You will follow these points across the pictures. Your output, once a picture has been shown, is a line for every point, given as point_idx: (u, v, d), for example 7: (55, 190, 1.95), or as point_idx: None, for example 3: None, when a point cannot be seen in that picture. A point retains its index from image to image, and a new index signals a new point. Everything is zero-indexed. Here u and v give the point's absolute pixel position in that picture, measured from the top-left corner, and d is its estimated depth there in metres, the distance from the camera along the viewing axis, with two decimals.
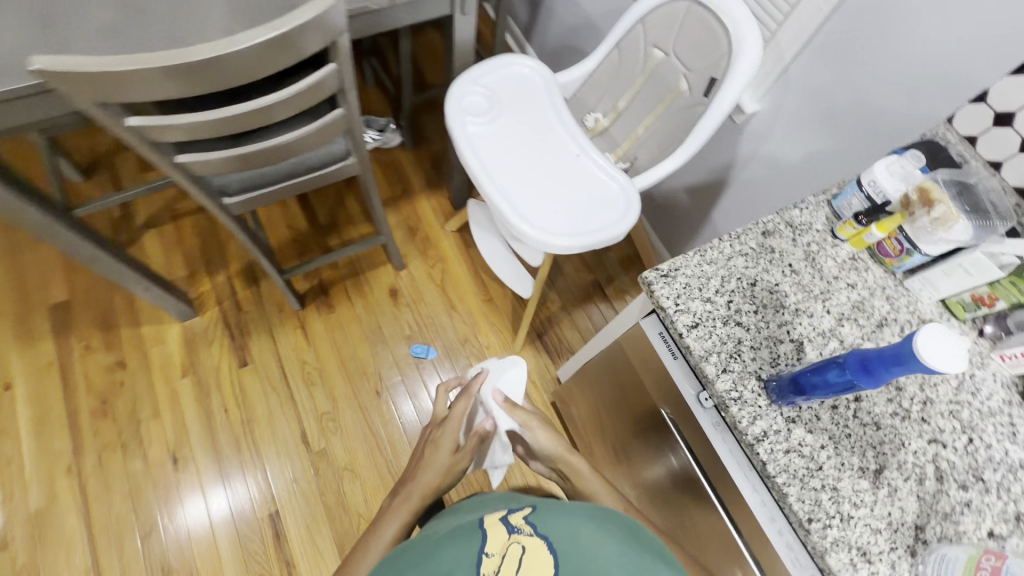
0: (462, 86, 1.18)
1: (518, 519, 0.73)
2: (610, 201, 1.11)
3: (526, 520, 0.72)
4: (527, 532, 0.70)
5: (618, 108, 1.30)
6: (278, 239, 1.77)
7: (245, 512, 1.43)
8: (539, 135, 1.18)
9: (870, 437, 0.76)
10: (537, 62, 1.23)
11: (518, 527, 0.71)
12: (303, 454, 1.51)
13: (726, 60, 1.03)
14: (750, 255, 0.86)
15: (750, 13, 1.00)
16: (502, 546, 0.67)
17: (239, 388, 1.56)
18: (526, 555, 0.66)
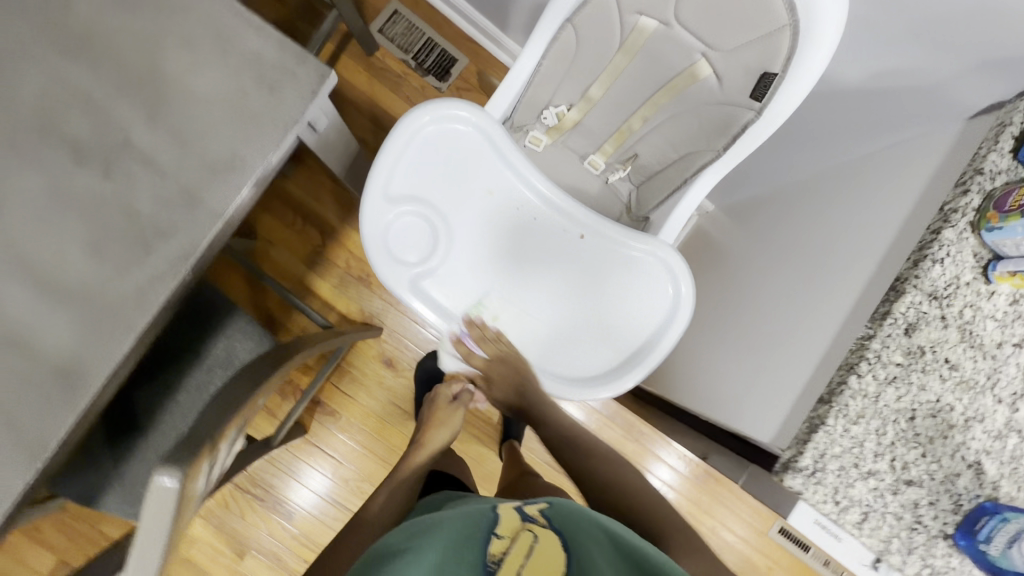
0: (376, 216, 0.75)
1: (533, 512, 0.70)
2: (647, 290, 0.80)
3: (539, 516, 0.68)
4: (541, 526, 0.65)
5: (591, 98, 0.84)
6: None
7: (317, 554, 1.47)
8: (515, 228, 0.79)
9: None
10: (457, 106, 0.74)
11: (532, 519, 0.67)
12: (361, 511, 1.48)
13: (789, 42, 0.61)
14: (900, 378, 0.64)
15: None
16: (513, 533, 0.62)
17: (283, 517, 1.46)
18: (537, 542, 0.60)
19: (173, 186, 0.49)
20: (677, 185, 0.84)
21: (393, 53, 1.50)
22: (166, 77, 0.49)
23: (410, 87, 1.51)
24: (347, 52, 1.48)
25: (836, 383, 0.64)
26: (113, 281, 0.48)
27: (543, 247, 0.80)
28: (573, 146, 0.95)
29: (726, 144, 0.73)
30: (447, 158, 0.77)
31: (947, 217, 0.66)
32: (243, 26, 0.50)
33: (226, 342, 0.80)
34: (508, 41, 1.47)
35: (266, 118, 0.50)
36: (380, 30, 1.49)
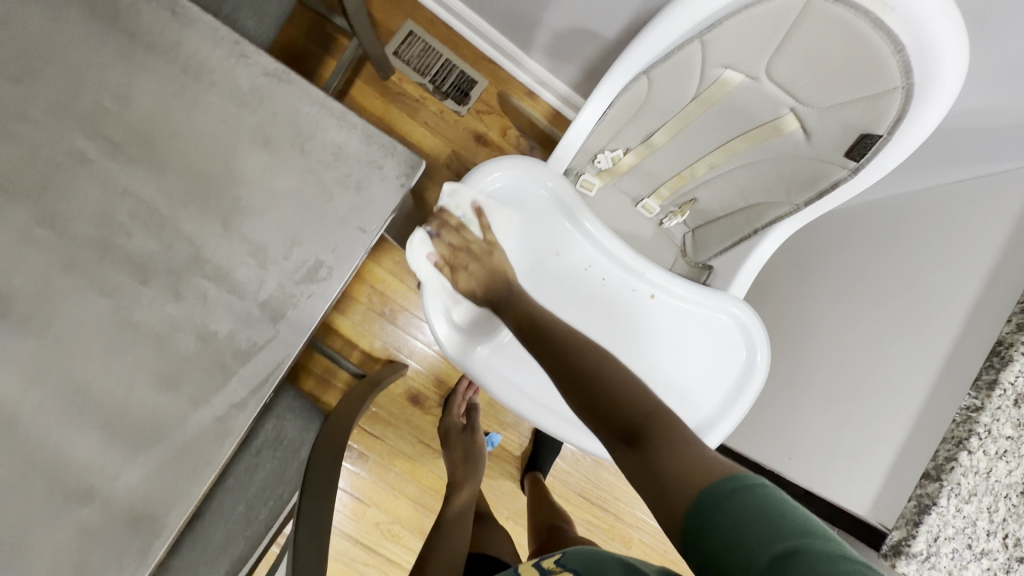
0: (437, 283, 0.71)
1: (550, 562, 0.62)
2: (720, 351, 0.77)
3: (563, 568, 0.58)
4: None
5: (653, 145, 0.80)
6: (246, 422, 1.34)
7: None
8: (582, 289, 0.75)
9: None
10: (521, 160, 0.71)
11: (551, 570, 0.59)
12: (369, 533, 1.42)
13: (898, 104, 0.59)
14: (1011, 452, 0.60)
15: (947, 25, 0.54)
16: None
17: None
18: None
19: (253, 301, 0.43)
20: (745, 234, 0.82)
21: (409, 77, 1.44)
22: (241, 178, 0.44)
23: (428, 111, 1.45)
24: (361, 77, 1.41)
25: (945, 459, 0.61)
26: (190, 414, 0.42)
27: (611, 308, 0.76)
28: (626, 189, 0.92)
29: (811, 198, 0.72)
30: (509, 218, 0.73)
31: None
32: (325, 117, 0.45)
33: (275, 421, 0.74)
34: (530, 62, 1.41)
35: (352, 220, 0.44)
36: (395, 53, 1.42)
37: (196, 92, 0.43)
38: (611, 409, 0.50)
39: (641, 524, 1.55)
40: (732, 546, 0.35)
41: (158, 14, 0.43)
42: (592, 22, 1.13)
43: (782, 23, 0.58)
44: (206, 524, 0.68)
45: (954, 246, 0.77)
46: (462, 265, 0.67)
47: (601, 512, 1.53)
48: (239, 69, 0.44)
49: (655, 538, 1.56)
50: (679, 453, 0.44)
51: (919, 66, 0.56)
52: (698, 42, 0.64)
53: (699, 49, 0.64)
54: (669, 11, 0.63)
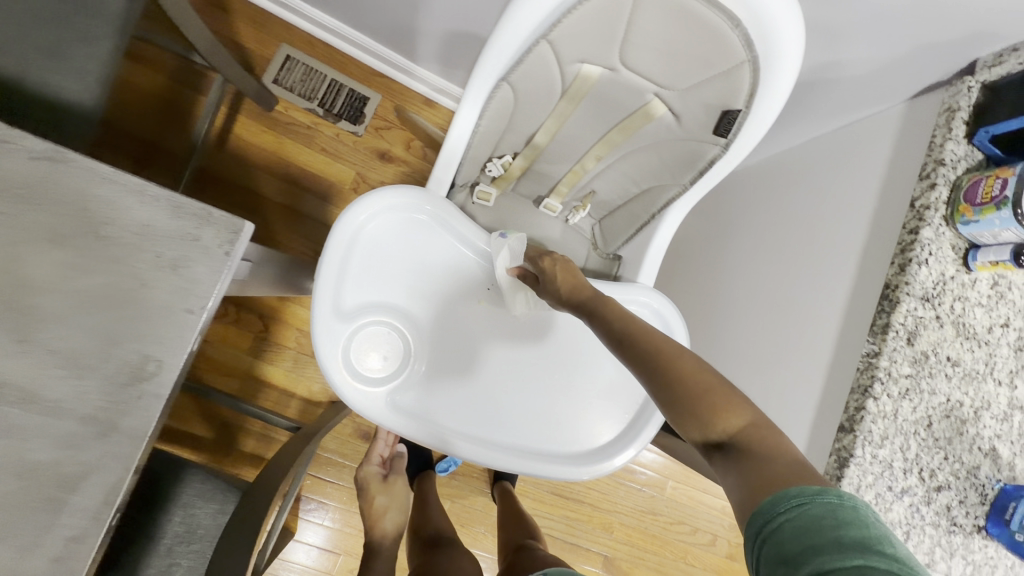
0: (331, 338, 0.65)
1: None
2: None
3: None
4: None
5: (538, 146, 0.79)
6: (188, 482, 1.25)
7: None
8: (491, 310, 0.72)
9: None
10: (411, 191, 0.68)
11: None
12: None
13: (749, 77, 0.59)
14: (913, 389, 0.63)
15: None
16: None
17: None
18: None
19: (76, 419, 0.38)
20: (643, 220, 0.82)
21: (295, 104, 1.36)
22: (37, 283, 0.39)
23: (323, 136, 1.38)
24: (242, 112, 1.32)
25: (855, 409, 0.62)
26: (20, 562, 0.37)
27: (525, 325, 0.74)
28: (526, 191, 0.90)
29: (694, 178, 0.72)
30: (399, 253, 0.69)
31: (921, 214, 0.65)
32: (126, 197, 0.40)
33: (184, 513, 0.68)
34: (420, 71, 1.37)
35: (179, 304, 0.40)
36: (275, 81, 1.34)
37: None
38: (702, 414, 0.46)
39: (619, 507, 1.57)
40: (792, 557, 0.35)
41: None
42: (466, 25, 1.10)
43: (615, 12, 0.57)
44: None
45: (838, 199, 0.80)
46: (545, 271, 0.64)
47: (577, 505, 1.54)
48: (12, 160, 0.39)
49: (635, 518, 1.57)
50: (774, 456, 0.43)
51: (757, 38, 0.56)
52: (545, 42, 0.61)
53: (548, 48, 0.62)
54: (506, 16, 0.60)
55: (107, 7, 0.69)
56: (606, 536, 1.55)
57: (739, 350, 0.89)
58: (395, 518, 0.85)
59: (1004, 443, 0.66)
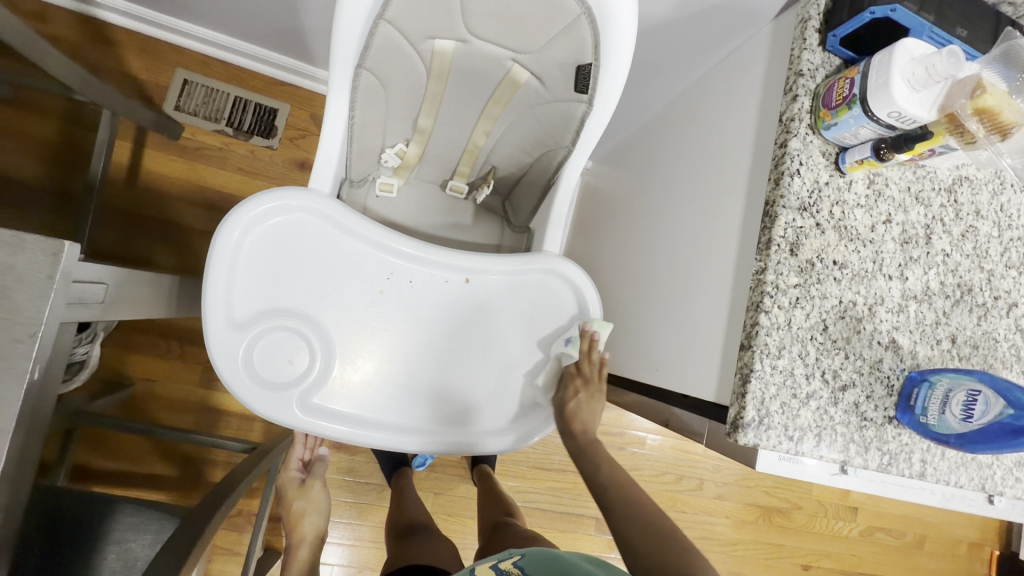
0: (227, 351, 0.66)
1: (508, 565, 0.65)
2: (557, 303, 0.76)
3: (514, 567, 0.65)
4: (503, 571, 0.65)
5: (424, 130, 0.79)
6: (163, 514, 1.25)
7: None
8: (393, 300, 0.72)
9: (972, 363, 0.71)
10: (281, 196, 0.66)
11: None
12: None
13: (589, 29, 0.62)
14: (803, 297, 0.64)
15: None
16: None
17: None
18: None
19: None
20: (544, 185, 0.82)
21: (202, 128, 1.33)
22: None
23: (238, 156, 1.36)
24: (149, 144, 1.29)
25: (750, 326, 0.63)
26: None
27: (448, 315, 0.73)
28: (428, 177, 0.90)
29: (573, 138, 0.73)
30: (287, 258, 0.68)
31: (788, 126, 0.67)
32: None
33: (118, 548, 0.68)
34: (323, 74, 1.36)
35: (7, 334, 0.39)
36: (177, 108, 1.31)
37: None
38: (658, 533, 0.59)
39: None
40: None
41: None
42: None
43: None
44: None
45: (725, 136, 0.82)
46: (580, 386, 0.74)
47: (559, 475, 1.56)
48: None
49: None
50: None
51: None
52: (384, 22, 0.63)
53: (390, 29, 0.64)
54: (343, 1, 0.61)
55: None
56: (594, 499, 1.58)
57: (662, 293, 0.90)
58: (313, 521, 0.87)
59: (901, 332, 0.68)
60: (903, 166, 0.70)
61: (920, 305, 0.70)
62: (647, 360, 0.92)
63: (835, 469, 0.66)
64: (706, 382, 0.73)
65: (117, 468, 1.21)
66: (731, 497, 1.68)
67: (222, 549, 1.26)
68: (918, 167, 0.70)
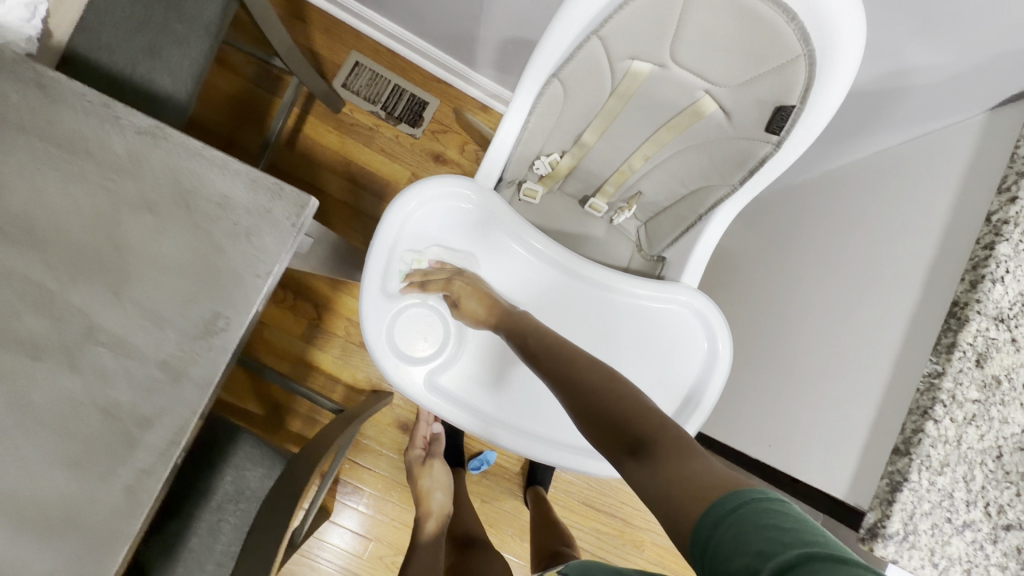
0: (375, 319, 0.68)
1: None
2: (687, 341, 0.75)
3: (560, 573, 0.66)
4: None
5: (586, 144, 0.80)
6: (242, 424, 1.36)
7: None
8: (535, 302, 0.73)
9: None
10: (453, 180, 0.69)
11: None
12: (374, 567, 1.40)
13: (804, 72, 0.59)
14: (979, 415, 0.58)
15: None
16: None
17: None
18: None
19: (153, 365, 0.43)
20: (692, 222, 0.80)
21: (360, 107, 1.44)
22: (132, 246, 0.44)
23: (384, 138, 1.45)
24: (313, 113, 1.42)
25: (911, 431, 0.58)
26: (95, 490, 0.41)
27: (581, 327, 0.74)
28: (571, 191, 0.92)
29: (744, 177, 0.70)
30: (445, 240, 0.71)
31: (998, 229, 0.61)
32: (211, 169, 0.45)
33: (235, 473, 0.73)
34: (477, 77, 1.42)
35: (247, 269, 0.44)
36: (344, 85, 1.43)
37: (72, 162, 0.43)
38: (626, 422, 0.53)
39: (651, 526, 1.52)
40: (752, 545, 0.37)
41: (24, 90, 0.44)
42: (525, 33, 1.14)
43: (668, 7, 0.58)
44: None
45: (906, 221, 0.76)
46: (456, 291, 0.67)
47: (607, 518, 1.50)
48: (118, 133, 0.44)
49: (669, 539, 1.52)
50: (689, 461, 0.47)
51: (815, 32, 0.56)
52: (596, 37, 0.63)
53: (599, 44, 0.64)
54: (564, 7, 0.62)
55: (206, 15, 0.77)
56: (636, 554, 1.51)
57: (794, 366, 0.85)
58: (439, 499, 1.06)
59: None
60: None
61: None
62: (761, 434, 0.86)
63: None
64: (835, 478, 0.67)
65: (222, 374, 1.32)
66: None
67: None
68: None
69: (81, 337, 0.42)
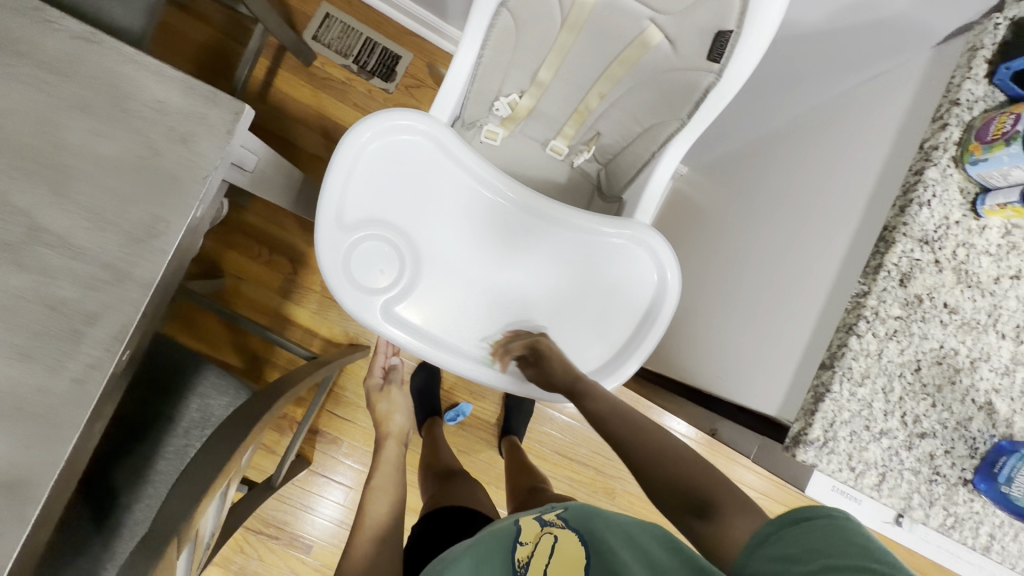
0: (330, 248, 0.70)
1: (551, 514, 0.67)
2: (635, 274, 0.78)
3: (561, 516, 0.65)
4: (561, 527, 0.62)
5: (543, 83, 0.80)
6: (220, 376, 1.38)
7: (312, 566, 1.44)
8: (488, 237, 0.74)
9: None
10: (403, 112, 0.69)
11: (550, 522, 0.64)
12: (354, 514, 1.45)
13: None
14: (901, 331, 0.62)
15: None
16: (533, 539, 0.61)
17: (292, 534, 1.43)
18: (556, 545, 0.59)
19: (96, 264, 0.45)
20: (646, 159, 0.82)
21: (332, 60, 1.43)
22: (71, 150, 0.45)
23: (357, 92, 1.44)
24: (284, 66, 1.40)
25: (837, 347, 0.62)
26: (45, 380, 0.44)
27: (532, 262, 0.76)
28: (533, 134, 0.92)
29: (691, 111, 0.72)
30: (397, 174, 0.71)
31: (928, 155, 0.63)
32: (147, 77, 0.46)
33: (200, 401, 0.77)
34: (450, 29, 1.40)
35: (186, 175, 0.46)
36: (314, 38, 1.41)
37: (10, 66, 0.44)
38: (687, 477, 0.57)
39: (622, 474, 1.58)
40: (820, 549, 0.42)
41: None
42: None
43: None
44: (147, 506, 0.72)
45: (852, 157, 0.78)
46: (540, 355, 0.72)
47: (580, 467, 1.56)
48: (54, 39, 0.45)
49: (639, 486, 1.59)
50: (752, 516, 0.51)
51: None
52: None
53: None
54: None
55: None
56: (608, 501, 1.57)
57: (745, 303, 0.88)
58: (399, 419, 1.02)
59: (1000, 398, 0.63)
60: None
61: None
62: (714, 368, 0.90)
63: (889, 517, 0.64)
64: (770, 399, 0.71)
65: (199, 327, 1.34)
66: None
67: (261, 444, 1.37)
68: None
69: (26, 236, 0.44)
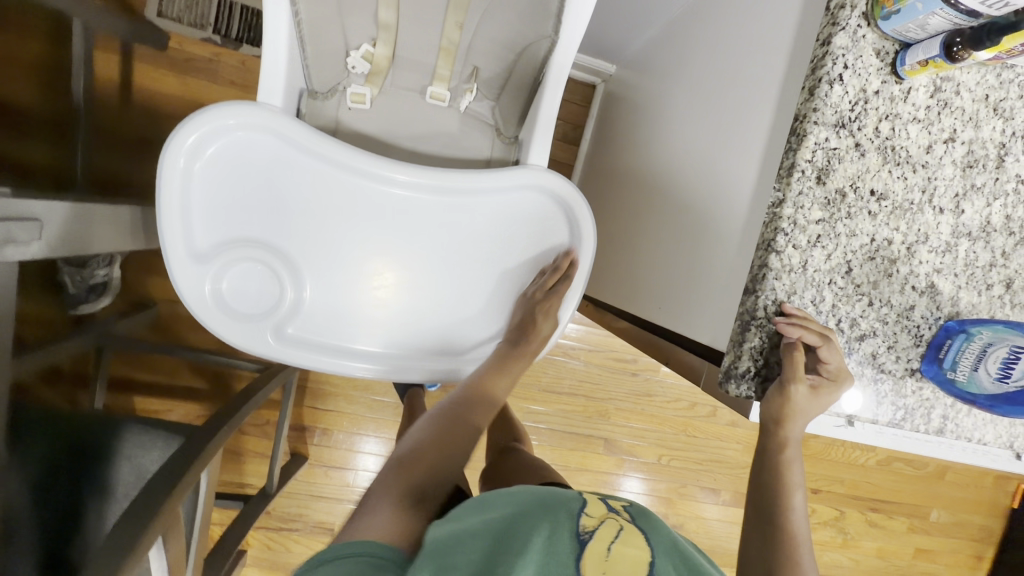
0: (195, 284, 0.63)
1: (616, 504, 0.57)
2: (540, 226, 0.71)
3: (626, 509, 0.56)
4: (627, 518, 0.53)
5: (389, 26, 0.70)
6: (185, 412, 1.34)
7: None
8: (369, 230, 0.67)
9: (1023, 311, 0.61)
10: (218, 112, 0.58)
11: (616, 512, 0.55)
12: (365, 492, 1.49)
13: None
14: (825, 235, 0.55)
15: None
16: (601, 515, 0.51)
17: (312, 524, 1.48)
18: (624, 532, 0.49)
19: None
20: (532, 85, 0.72)
21: (189, 37, 1.23)
22: None
23: (229, 68, 1.27)
24: (137, 57, 1.22)
25: (757, 268, 0.55)
26: None
27: (425, 240, 0.68)
28: (407, 84, 0.78)
29: (555, 25, 0.65)
30: (242, 185, 0.62)
31: (835, 17, 0.52)
32: None
33: (130, 462, 0.78)
34: None
35: None
36: (159, 14, 1.17)
37: None
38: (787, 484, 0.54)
39: (614, 394, 1.60)
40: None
41: None
42: None
43: None
44: None
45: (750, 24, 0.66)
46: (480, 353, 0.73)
47: (570, 397, 1.58)
48: None
49: (632, 401, 1.61)
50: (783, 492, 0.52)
51: None
52: None
53: None
54: None
55: None
56: (604, 422, 1.60)
57: None
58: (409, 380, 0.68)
59: (940, 277, 0.58)
60: (984, 67, 0.55)
61: (973, 244, 0.59)
62: None
63: (841, 421, 0.60)
64: (699, 334, 0.63)
65: (147, 365, 1.29)
66: (747, 424, 1.67)
67: (252, 453, 1.38)
68: (998, 66, 0.56)
69: None
